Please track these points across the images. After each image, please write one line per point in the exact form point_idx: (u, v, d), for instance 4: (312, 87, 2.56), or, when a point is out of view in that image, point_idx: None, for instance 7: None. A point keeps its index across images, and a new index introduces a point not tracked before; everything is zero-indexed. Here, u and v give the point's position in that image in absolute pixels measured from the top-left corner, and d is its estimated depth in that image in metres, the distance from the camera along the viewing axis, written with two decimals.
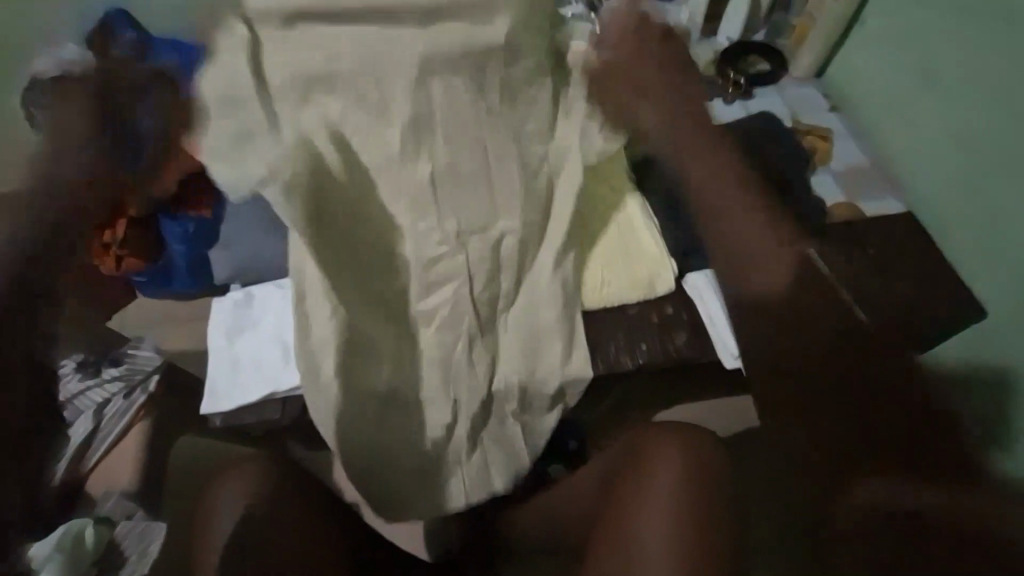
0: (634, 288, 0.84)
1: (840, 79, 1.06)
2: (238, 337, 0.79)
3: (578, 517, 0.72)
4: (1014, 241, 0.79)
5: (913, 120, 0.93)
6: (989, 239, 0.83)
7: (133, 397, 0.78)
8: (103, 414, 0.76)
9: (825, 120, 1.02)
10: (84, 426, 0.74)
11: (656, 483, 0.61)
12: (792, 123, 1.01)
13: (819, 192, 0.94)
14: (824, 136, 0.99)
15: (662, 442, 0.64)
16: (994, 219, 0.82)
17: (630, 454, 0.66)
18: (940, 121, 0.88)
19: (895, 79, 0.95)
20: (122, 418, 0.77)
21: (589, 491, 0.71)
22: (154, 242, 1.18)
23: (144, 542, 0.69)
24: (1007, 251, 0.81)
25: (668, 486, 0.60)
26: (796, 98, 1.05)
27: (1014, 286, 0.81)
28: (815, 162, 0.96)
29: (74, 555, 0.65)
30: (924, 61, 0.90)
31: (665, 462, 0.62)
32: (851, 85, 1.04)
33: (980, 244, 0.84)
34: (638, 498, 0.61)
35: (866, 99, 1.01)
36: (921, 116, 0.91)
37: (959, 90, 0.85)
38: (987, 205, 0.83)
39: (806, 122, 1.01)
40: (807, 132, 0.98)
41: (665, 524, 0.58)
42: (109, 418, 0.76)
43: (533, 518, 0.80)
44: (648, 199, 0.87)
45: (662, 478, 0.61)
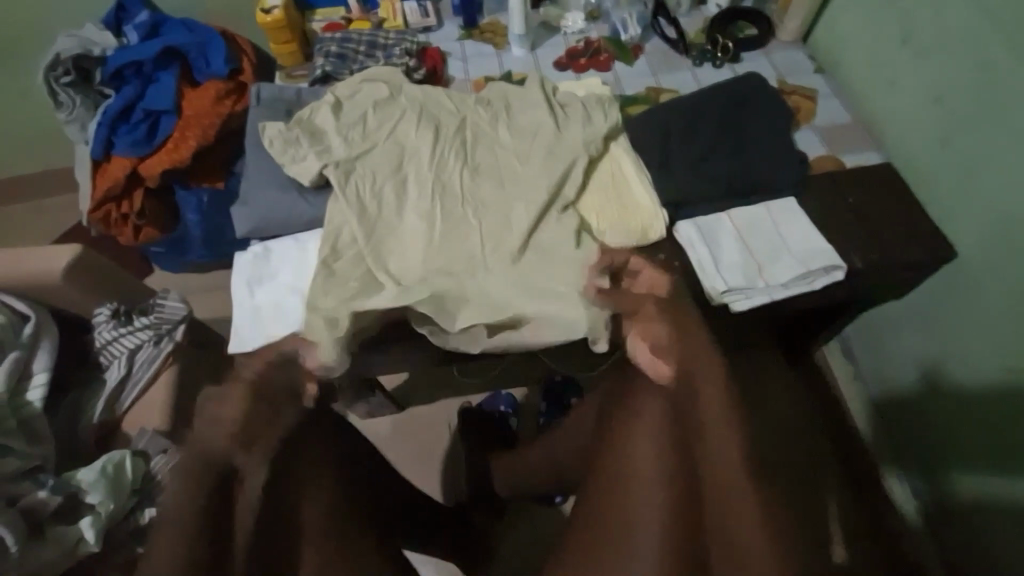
0: (629, 234, 0.85)
1: (828, 43, 1.10)
2: (257, 287, 0.85)
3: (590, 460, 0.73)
4: (992, 189, 0.83)
5: (893, 79, 0.97)
6: (964, 191, 0.87)
7: (161, 344, 0.83)
8: (133, 362, 0.81)
9: (810, 81, 1.06)
10: (118, 371, 0.81)
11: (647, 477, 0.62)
12: (778, 84, 1.05)
13: (802, 146, 0.98)
14: (808, 95, 1.04)
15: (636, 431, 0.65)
16: (974, 170, 0.85)
17: (711, 443, 0.56)
18: (920, 78, 0.92)
19: (876, 40, 0.99)
20: (152, 364, 0.82)
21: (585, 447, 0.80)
22: (170, 212, 1.24)
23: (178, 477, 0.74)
24: (983, 201, 0.84)
25: (757, 494, 0.53)
26: (784, 61, 1.09)
27: (986, 236, 0.85)
28: (800, 120, 1.01)
29: (115, 482, 0.71)
30: (901, 20, 0.93)
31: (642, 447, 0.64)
32: (837, 48, 1.08)
33: (956, 191, 0.88)
34: (718, 493, 0.55)
35: (850, 62, 1.05)
36: (902, 73, 0.95)
37: (931, 46, 0.89)
38: (968, 157, 0.86)
39: (792, 83, 1.06)
40: (791, 92, 1.03)
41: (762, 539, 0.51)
42: (141, 365, 0.82)
43: (536, 463, 0.91)
44: (642, 158, 0.91)
45: (739, 487, 0.53)
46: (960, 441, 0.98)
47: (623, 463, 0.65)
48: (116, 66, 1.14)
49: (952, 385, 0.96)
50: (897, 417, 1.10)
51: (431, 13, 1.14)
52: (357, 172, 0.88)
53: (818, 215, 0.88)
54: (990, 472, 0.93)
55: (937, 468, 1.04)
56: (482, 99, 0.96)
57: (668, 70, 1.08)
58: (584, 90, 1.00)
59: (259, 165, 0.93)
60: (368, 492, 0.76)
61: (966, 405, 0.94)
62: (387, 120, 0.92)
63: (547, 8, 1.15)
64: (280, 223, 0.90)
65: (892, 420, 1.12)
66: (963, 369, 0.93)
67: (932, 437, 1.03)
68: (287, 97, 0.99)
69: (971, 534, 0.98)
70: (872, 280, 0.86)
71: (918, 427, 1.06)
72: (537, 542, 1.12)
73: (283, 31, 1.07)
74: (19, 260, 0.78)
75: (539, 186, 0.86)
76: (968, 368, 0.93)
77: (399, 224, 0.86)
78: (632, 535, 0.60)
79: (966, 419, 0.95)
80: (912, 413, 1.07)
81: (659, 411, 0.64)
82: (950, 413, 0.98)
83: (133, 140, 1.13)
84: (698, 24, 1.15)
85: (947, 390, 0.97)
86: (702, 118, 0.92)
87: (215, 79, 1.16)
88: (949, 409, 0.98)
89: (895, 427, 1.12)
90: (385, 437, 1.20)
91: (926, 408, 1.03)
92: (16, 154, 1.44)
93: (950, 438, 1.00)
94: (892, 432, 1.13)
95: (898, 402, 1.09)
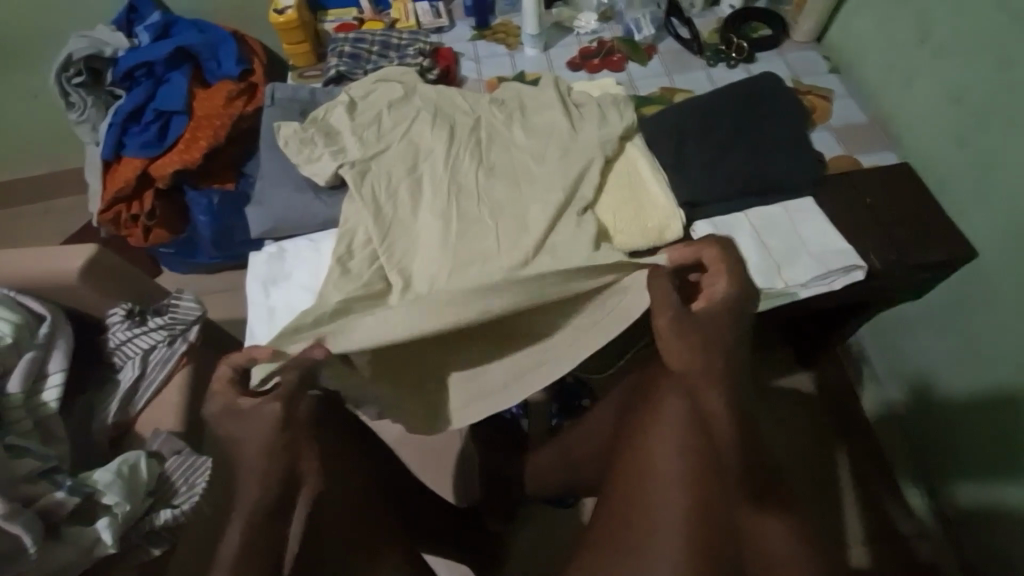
0: (646, 234, 0.85)
1: (842, 42, 1.10)
2: (272, 288, 0.84)
3: (608, 461, 0.72)
4: (1010, 190, 0.82)
5: (908, 79, 0.96)
6: (984, 193, 0.86)
7: (175, 345, 0.82)
8: (147, 362, 0.81)
9: (825, 81, 1.06)
10: (133, 371, 0.80)
11: (667, 481, 0.61)
12: (793, 84, 1.05)
13: (819, 146, 0.98)
14: (824, 96, 1.03)
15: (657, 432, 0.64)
16: (993, 169, 0.84)
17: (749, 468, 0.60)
18: (936, 77, 0.91)
19: (891, 40, 0.99)
20: (166, 365, 0.81)
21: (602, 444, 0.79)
22: (182, 212, 1.23)
23: (191, 479, 0.74)
24: (998, 203, 0.84)
25: None
26: (798, 62, 1.09)
27: (1005, 238, 0.84)
28: (816, 120, 1.01)
29: (132, 484, 0.70)
30: (918, 20, 0.93)
31: (663, 450, 0.62)
32: (851, 49, 1.08)
33: (974, 193, 0.88)
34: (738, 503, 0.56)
35: (864, 62, 1.05)
36: (919, 73, 0.94)
37: (949, 45, 0.88)
38: (984, 158, 0.85)
39: (807, 83, 1.06)
40: (806, 93, 1.03)
41: (788, 552, 0.59)
42: (156, 366, 0.81)
43: (549, 464, 0.90)
44: (658, 158, 0.91)
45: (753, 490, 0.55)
46: (976, 448, 0.97)
47: (644, 462, 0.64)
48: (127, 67, 1.14)
49: (966, 392, 0.96)
50: (913, 425, 1.10)
51: (443, 14, 1.14)
52: (373, 171, 0.88)
53: (836, 216, 0.87)
54: (1009, 477, 0.91)
55: (951, 476, 1.03)
56: (496, 100, 0.95)
57: (681, 71, 1.08)
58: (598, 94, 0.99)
59: (277, 168, 0.94)
60: (382, 494, 0.75)
61: (981, 412, 0.94)
62: (404, 121, 0.92)
63: (560, 8, 1.15)
64: (297, 223, 0.92)
65: (908, 425, 1.11)
66: (981, 375, 0.92)
67: (947, 445, 1.03)
68: (302, 97, 0.98)
69: (990, 541, 0.97)
70: (890, 279, 0.85)
71: (933, 432, 1.05)
72: (550, 546, 1.11)
73: (295, 31, 1.06)
74: (38, 259, 0.78)
75: (554, 186, 0.86)
76: (986, 376, 0.92)
77: (412, 224, 0.85)
78: (652, 537, 0.59)
79: (985, 425, 0.94)
80: (928, 419, 1.06)
81: (685, 416, 0.63)
82: (966, 419, 0.97)
83: (145, 141, 1.13)
84: (711, 24, 1.14)
85: (958, 396, 0.98)
86: (718, 119, 0.92)
87: (226, 81, 1.16)
88: (963, 418, 0.98)
89: (912, 433, 1.11)
90: (395, 439, 1.20)
91: (941, 413, 1.02)
92: (27, 155, 1.44)
93: (966, 444, 0.99)
94: (907, 436, 1.12)
95: (913, 406, 1.09)
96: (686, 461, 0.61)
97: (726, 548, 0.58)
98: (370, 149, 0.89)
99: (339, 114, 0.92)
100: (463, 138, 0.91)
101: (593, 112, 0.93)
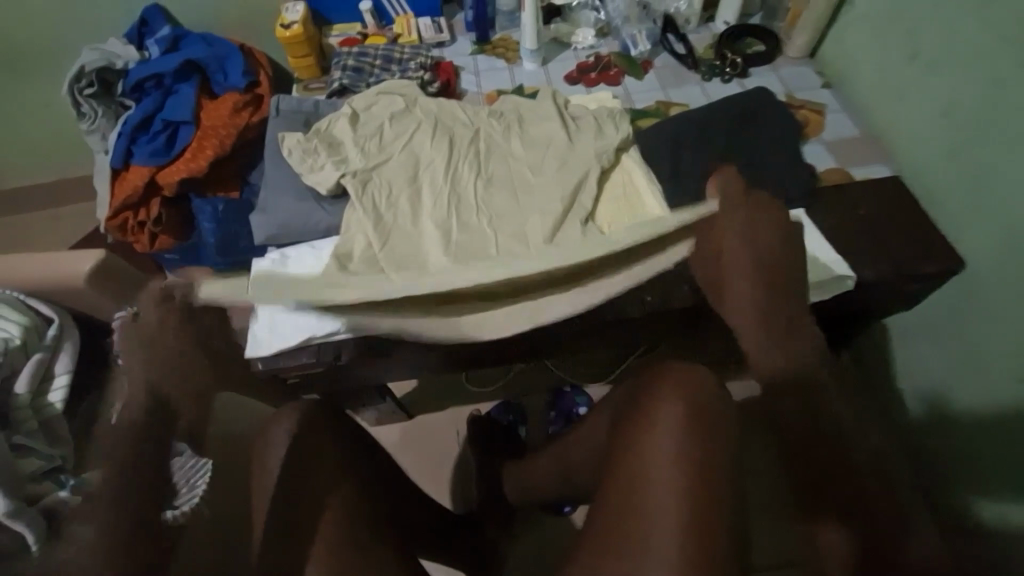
0: None
1: (834, 59, 1.12)
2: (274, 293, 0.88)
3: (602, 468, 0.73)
4: (998, 204, 0.84)
5: (899, 94, 0.99)
6: (976, 206, 0.87)
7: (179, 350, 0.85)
8: None
9: (818, 96, 1.10)
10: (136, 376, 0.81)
11: (658, 485, 0.62)
12: (786, 99, 1.09)
13: (812, 160, 1.01)
14: (817, 110, 1.06)
15: (648, 438, 0.65)
16: (982, 183, 0.86)
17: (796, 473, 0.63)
18: (924, 92, 0.94)
19: (882, 54, 1.01)
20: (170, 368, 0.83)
21: (595, 451, 0.80)
22: (187, 220, 1.25)
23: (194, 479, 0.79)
24: (987, 216, 0.86)
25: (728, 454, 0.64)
26: (790, 77, 1.12)
27: (994, 252, 0.86)
28: (809, 134, 1.04)
29: None
30: (908, 38, 0.95)
31: (655, 456, 0.64)
32: (843, 64, 1.10)
33: (962, 206, 0.89)
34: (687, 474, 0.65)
35: (857, 77, 1.08)
36: (910, 89, 0.96)
37: (938, 63, 0.90)
38: (973, 172, 0.87)
39: (799, 99, 1.09)
40: (798, 108, 1.06)
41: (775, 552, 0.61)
42: None
43: (546, 471, 0.91)
44: (653, 169, 0.93)
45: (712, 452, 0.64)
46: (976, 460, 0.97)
47: (638, 470, 0.65)
48: (137, 79, 1.17)
49: (965, 402, 0.96)
50: (918, 440, 1.10)
51: (444, 29, 1.17)
52: (376, 181, 0.90)
53: (828, 228, 0.89)
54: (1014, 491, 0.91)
55: (952, 488, 1.03)
56: (494, 112, 0.98)
57: (676, 85, 1.10)
58: (595, 105, 1.02)
59: (281, 177, 0.96)
60: (381, 495, 0.77)
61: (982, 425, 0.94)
62: (394, 132, 0.95)
63: (558, 23, 1.17)
64: (300, 231, 0.94)
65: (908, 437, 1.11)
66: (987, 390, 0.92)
67: (948, 460, 1.03)
68: (306, 109, 1.01)
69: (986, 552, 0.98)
70: (879, 289, 0.87)
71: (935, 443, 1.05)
72: (546, 554, 1.12)
73: (301, 45, 1.09)
74: (48, 264, 0.81)
75: (552, 195, 0.88)
76: (983, 386, 0.93)
77: (412, 233, 0.87)
78: (643, 542, 0.60)
79: (990, 440, 0.93)
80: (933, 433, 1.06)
81: (688, 407, 0.65)
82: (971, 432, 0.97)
83: (152, 150, 1.15)
84: (706, 40, 1.17)
85: (953, 406, 0.99)
86: (711, 132, 0.94)
87: (233, 92, 1.19)
88: (961, 429, 0.99)
89: (914, 446, 1.10)
90: (395, 444, 1.22)
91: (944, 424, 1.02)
92: (38, 163, 1.48)
93: (966, 455, 0.99)
94: (908, 449, 1.12)
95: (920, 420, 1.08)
96: (678, 466, 0.62)
97: (735, 551, 0.58)
98: (370, 160, 0.92)
99: (342, 126, 0.95)
100: (459, 146, 0.93)
101: (589, 125, 0.95)
